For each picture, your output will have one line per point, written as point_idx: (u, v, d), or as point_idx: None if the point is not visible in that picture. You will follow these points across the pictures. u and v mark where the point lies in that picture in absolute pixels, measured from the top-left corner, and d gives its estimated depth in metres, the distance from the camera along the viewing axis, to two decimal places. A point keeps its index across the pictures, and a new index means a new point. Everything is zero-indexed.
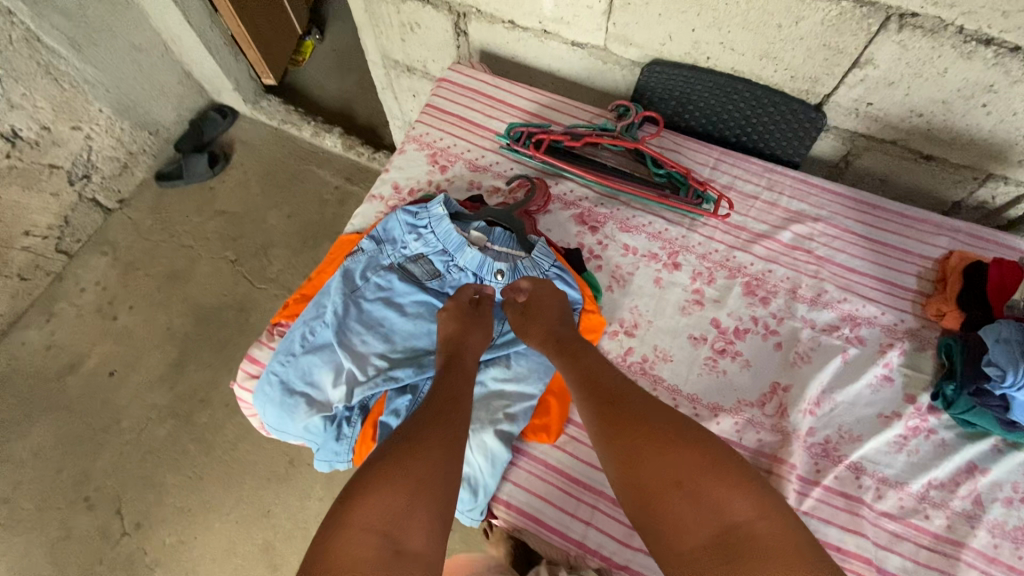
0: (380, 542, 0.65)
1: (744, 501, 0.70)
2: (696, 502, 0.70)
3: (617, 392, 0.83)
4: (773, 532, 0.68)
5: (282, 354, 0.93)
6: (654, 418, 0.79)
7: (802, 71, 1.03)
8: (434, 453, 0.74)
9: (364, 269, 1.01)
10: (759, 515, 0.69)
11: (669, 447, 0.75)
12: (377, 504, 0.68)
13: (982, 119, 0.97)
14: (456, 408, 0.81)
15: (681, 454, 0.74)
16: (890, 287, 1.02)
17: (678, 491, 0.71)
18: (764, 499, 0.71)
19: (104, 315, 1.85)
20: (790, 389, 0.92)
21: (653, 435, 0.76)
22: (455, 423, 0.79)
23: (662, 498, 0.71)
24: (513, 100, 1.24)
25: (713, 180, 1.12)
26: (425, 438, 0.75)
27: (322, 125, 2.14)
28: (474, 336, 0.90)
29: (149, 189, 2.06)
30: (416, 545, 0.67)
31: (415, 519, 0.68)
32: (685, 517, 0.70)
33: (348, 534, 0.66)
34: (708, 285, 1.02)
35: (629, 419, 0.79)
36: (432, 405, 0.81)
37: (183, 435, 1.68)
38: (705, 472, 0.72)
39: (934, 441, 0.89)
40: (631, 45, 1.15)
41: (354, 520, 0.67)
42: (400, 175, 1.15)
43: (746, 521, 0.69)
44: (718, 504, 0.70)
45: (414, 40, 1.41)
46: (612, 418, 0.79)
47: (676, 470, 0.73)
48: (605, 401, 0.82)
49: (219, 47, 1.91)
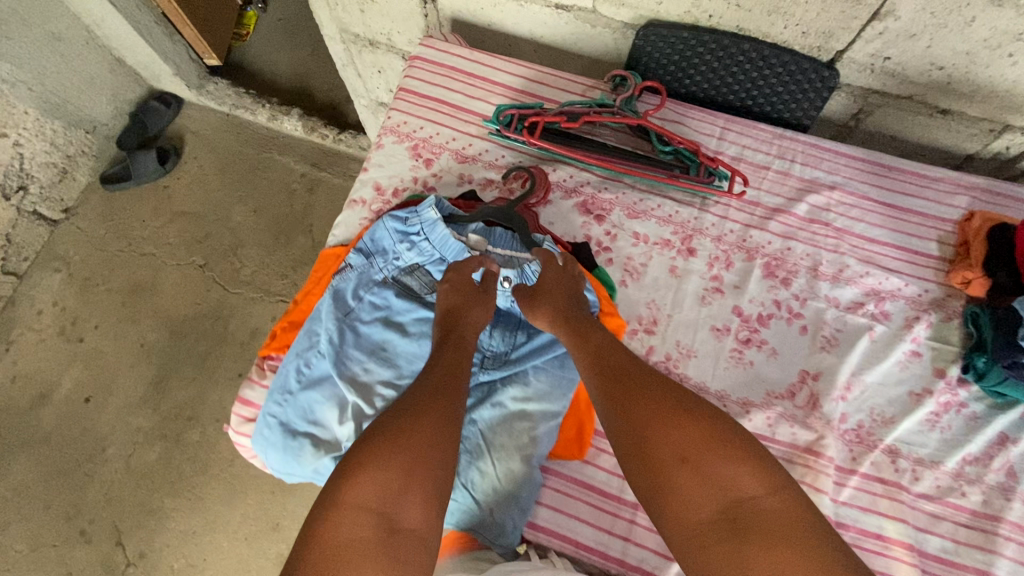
0: (374, 521, 0.61)
1: (753, 476, 0.63)
2: (701, 477, 0.63)
3: (622, 368, 0.76)
4: (782, 508, 0.61)
5: (277, 393, 0.85)
6: (657, 393, 0.71)
7: (815, 27, 0.93)
8: (432, 430, 0.69)
9: (356, 287, 0.91)
10: (769, 490, 0.62)
11: (673, 418, 0.68)
12: (372, 481, 0.63)
13: (1007, 69, 0.90)
14: (455, 383, 0.75)
15: (686, 428, 0.67)
16: (912, 256, 0.97)
17: (683, 465, 0.64)
18: (774, 473, 0.64)
19: (68, 337, 1.71)
20: (820, 376, 0.88)
21: (658, 409, 0.70)
22: (453, 399, 0.74)
23: (666, 473, 0.65)
24: (496, 76, 1.12)
25: (721, 152, 1.04)
26: (423, 415, 0.70)
27: (278, 108, 1.95)
28: (477, 312, 0.84)
29: (96, 194, 1.87)
30: (412, 523, 0.63)
31: (413, 496, 0.64)
32: (689, 492, 0.63)
33: (338, 512, 0.61)
34: (726, 270, 0.96)
35: (634, 394, 0.72)
36: (429, 379, 0.75)
37: (175, 456, 1.59)
38: (712, 446, 0.65)
39: (965, 415, 0.87)
40: (623, 6, 1.02)
41: (347, 499, 0.62)
42: (380, 173, 1.04)
43: (755, 497, 0.62)
44: (725, 478, 0.63)
45: (375, 11, 1.24)
46: (616, 394, 0.73)
47: (681, 444, 0.66)
48: (609, 377, 0.75)
49: (151, 27, 1.68)
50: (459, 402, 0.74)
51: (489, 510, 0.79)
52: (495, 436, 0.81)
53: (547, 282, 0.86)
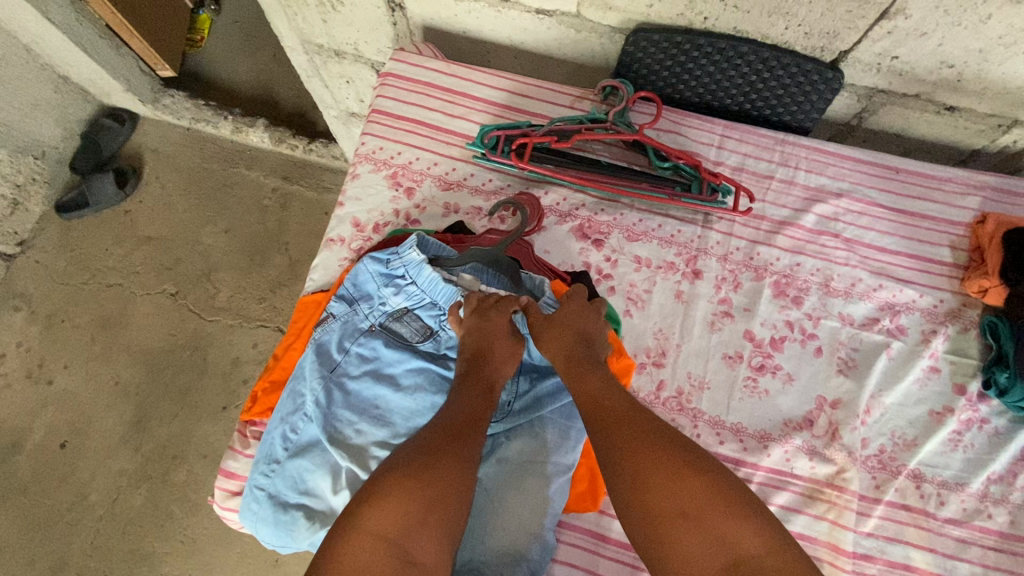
0: (389, 551, 0.56)
1: (757, 533, 0.57)
2: (702, 533, 0.57)
3: (620, 412, 0.69)
4: (789, 568, 0.55)
5: (264, 464, 0.78)
6: (659, 436, 0.65)
7: (818, 27, 0.87)
8: (455, 466, 0.64)
9: (340, 338, 0.84)
10: (775, 547, 0.56)
11: (673, 467, 0.61)
12: (393, 508, 0.59)
13: (1021, 66, 0.85)
14: (474, 430, 0.70)
15: (687, 479, 0.60)
16: (925, 264, 0.93)
17: (685, 520, 0.58)
18: (777, 527, 0.58)
19: (36, 381, 1.60)
20: (839, 404, 0.84)
21: (658, 456, 0.63)
22: (470, 439, 0.69)
23: (666, 527, 0.58)
24: (476, 90, 1.03)
25: (722, 162, 0.98)
26: (444, 451, 0.65)
27: (242, 118, 1.81)
28: (504, 364, 0.78)
29: (52, 223, 1.74)
30: (425, 558, 0.58)
31: (432, 529, 0.59)
32: (691, 549, 0.57)
33: (353, 540, 0.57)
34: (734, 292, 0.91)
35: (631, 439, 0.65)
36: (448, 421, 0.70)
37: (163, 497, 1.51)
38: (713, 498, 0.59)
39: (987, 432, 0.84)
40: (610, 10, 0.94)
41: (365, 524, 0.58)
42: (358, 208, 0.96)
43: (760, 554, 0.56)
44: (728, 533, 0.57)
45: (339, 19, 1.13)
46: (611, 439, 0.66)
47: (682, 496, 0.59)
48: (605, 421, 0.68)
49: (96, 42, 1.54)
50: (477, 442, 0.69)
51: None
52: (503, 496, 0.75)
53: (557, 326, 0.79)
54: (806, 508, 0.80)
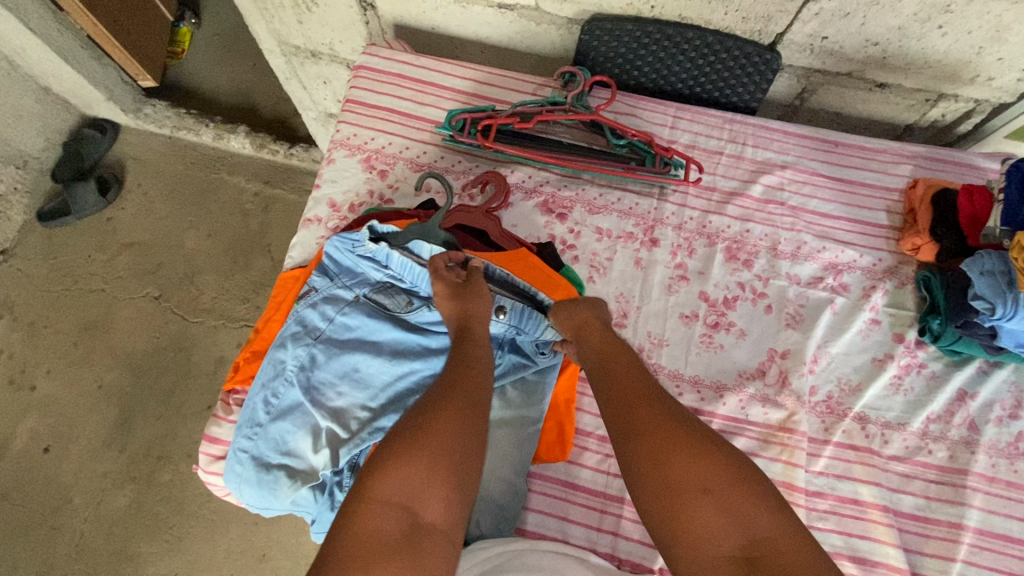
0: (398, 516, 0.59)
1: (773, 517, 0.59)
2: (720, 510, 0.59)
3: (637, 388, 0.70)
4: (801, 552, 0.56)
5: (247, 427, 0.82)
6: (680, 416, 0.66)
7: (753, 11, 0.95)
8: (456, 421, 0.66)
9: (321, 309, 0.88)
10: (788, 531, 0.58)
11: (694, 447, 0.63)
12: (399, 476, 0.60)
13: (937, 41, 0.94)
14: (473, 378, 0.72)
15: (710, 458, 0.62)
16: (864, 227, 1.01)
17: (706, 497, 0.59)
18: (785, 513, 0.60)
19: (18, 387, 1.60)
20: (788, 354, 0.91)
21: (679, 434, 0.64)
22: (472, 391, 0.70)
23: (687, 502, 0.60)
24: (445, 80, 1.10)
25: (675, 141, 1.05)
26: (444, 407, 0.67)
27: (223, 125, 1.84)
28: (478, 303, 0.81)
29: (33, 232, 1.75)
30: (433, 518, 0.60)
31: (437, 491, 0.61)
32: (709, 526, 0.58)
33: (363, 509, 0.58)
34: (689, 257, 0.98)
35: (651, 417, 0.66)
36: (446, 377, 0.71)
37: (148, 498, 1.51)
38: (734, 480, 0.60)
39: (925, 375, 0.91)
40: (565, 2, 1.02)
41: (373, 494, 0.59)
42: (334, 190, 1.02)
43: (774, 537, 0.57)
44: (747, 514, 0.58)
45: (314, 20, 1.18)
46: (631, 416, 0.67)
47: (704, 474, 0.61)
48: (624, 400, 0.69)
49: (77, 52, 1.57)
50: (479, 392, 0.71)
51: (475, 524, 0.77)
52: None
53: (564, 317, 0.83)
54: (761, 451, 0.85)
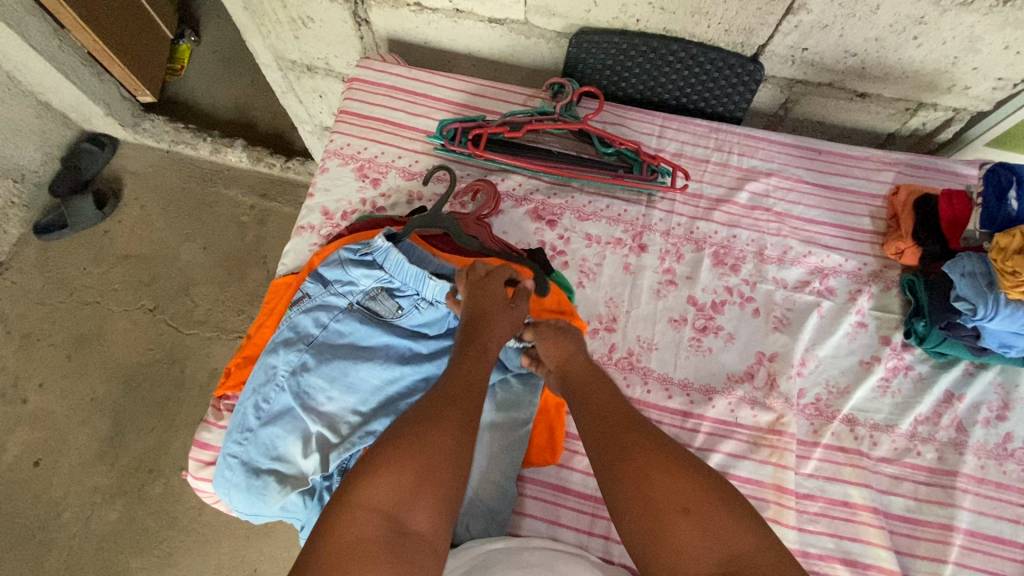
0: (381, 523, 0.58)
1: (748, 531, 0.59)
2: (699, 528, 0.59)
3: (619, 413, 0.72)
4: (776, 565, 0.57)
5: (237, 432, 0.81)
6: (660, 440, 0.68)
7: (735, 24, 0.98)
8: (450, 434, 0.65)
9: (314, 316, 0.88)
10: (764, 546, 0.59)
11: (674, 469, 0.64)
12: (384, 483, 0.60)
13: (913, 51, 0.96)
14: (474, 392, 0.71)
15: (688, 479, 0.63)
16: (849, 232, 1.02)
17: (685, 517, 0.60)
18: (761, 525, 0.61)
19: (10, 400, 1.59)
20: (776, 357, 0.92)
21: (659, 456, 0.65)
22: (470, 405, 0.70)
23: (665, 522, 0.60)
24: (438, 92, 1.12)
25: (662, 150, 1.07)
26: (439, 419, 0.66)
27: (220, 139, 1.86)
28: (500, 323, 0.80)
29: (30, 245, 1.76)
30: (418, 527, 0.59)
31: (424, 499, 0.60)
32: (687, 544, 0.59)
33: (347, 514, 0.58)
34: (678, 262, 0.99)
35: (631, 442, 0.67)
36: (447, 388, 0.71)
37: (138, 513, 1.49)
38: (712, 498, 0.61)
39: (912, 377, 0.92)
40: (554, 16, 1.05)
41: (358, 500, 0.59)
42: (328, 198, 1.03)
43: (750, 552, 0.58)
44: (724, 530, 0.59)
45: (310, 35, 1.21)
46: (613, 440, 0.68)
47: (683, 493, 0.62)
48: (606, 426, 0.70)
49: (77, 68, 1.59)
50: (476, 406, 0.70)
51: (466, 526, 0.77)
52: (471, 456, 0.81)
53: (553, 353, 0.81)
54: (750, 454, 0.85)
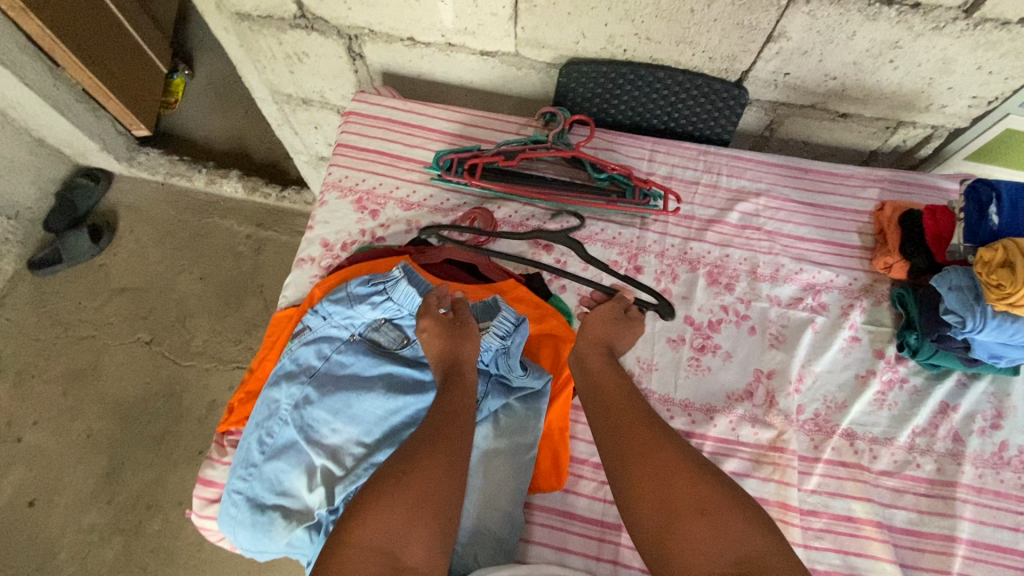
0: (377, 560, 0.58)
1: (761, 534, 0.61)
2: (713, 529, 0.60)
3: (634, 417, 0.73)
4: (788, 566, 0.58)
5: (242, 468, 0.81)
6: (676, 443, 0.69)
7: (719, 51, 1.02)
8: (440, 465, 0.66)
9: (316, 349, 0.88)
10: (776, 549, 0.60)
11: (690, 472, 0.65)
12: (376, 520, 0.60)
13: (890, 74, 1.00)
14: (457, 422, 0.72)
15: (704, 481, 0.64)
16: (838, 248, 1.05)
17: (701, 516, 0.61)
18: (774, 532, 0.62)
19: (5, 439, 1.57)
20: (774, 373, 0.93)
21: (675, 459, 0.67)
22: (458, 435, 0.71)
23: (679, 523, 0.62)
24: (432, 123, 1.15)
25: (653, 173, 1.10)
26: (425, 455, 0.66)
27: (215, 170, 1.87)
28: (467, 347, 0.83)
29: (24, 281, 1.75)
30: (413, 559, 0.59)
31: (418, 533, 0.61)
32: (702, 544, 0.60)
33: (345, 553, 0.58)
34: (673, 283, 1.01)
35: (648, 443, 0.69)
36: (434, 418, 0.72)
37: (136, 551, 1.46)
38: (727, 500, 0.63)
39: (908, 390, 0.93)
40: (543, 48, 1.08)
41: (356, 538, 0.59)
42: (327, 230, 1.05)
43: (763, 553, 0.59)
44: (737, 532, 0.60)
45: (305, 70, 1.24)
46: (629, 441, 0.70)
47: (699, 495, 0.63)
48: (623, 428, 0.72)
49: (72, 105, 1.60)
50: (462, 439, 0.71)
51: (474, 556, 0.77)
52: (472, 477, 0.81)
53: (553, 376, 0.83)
54: (753, 472, 0.86)
